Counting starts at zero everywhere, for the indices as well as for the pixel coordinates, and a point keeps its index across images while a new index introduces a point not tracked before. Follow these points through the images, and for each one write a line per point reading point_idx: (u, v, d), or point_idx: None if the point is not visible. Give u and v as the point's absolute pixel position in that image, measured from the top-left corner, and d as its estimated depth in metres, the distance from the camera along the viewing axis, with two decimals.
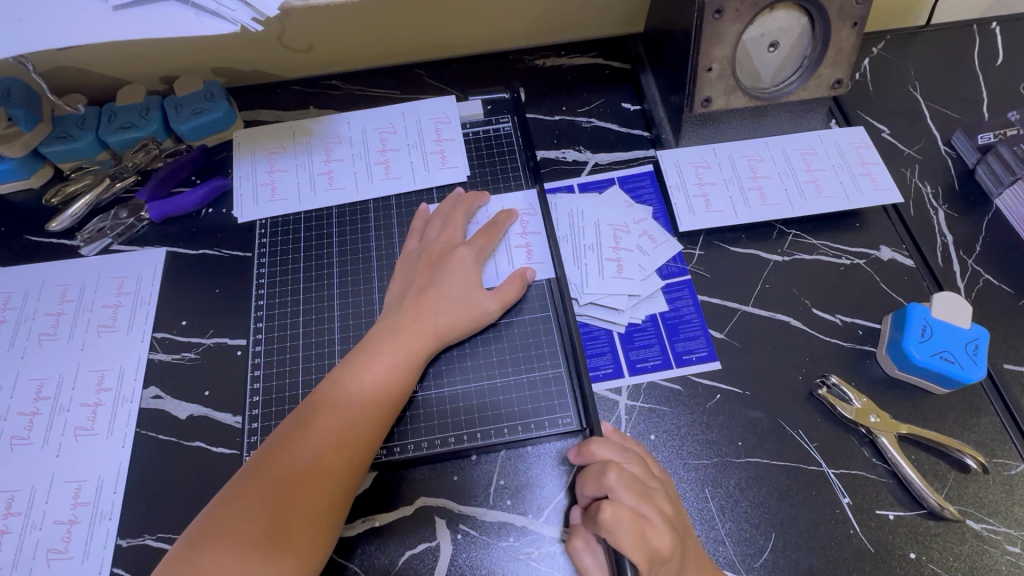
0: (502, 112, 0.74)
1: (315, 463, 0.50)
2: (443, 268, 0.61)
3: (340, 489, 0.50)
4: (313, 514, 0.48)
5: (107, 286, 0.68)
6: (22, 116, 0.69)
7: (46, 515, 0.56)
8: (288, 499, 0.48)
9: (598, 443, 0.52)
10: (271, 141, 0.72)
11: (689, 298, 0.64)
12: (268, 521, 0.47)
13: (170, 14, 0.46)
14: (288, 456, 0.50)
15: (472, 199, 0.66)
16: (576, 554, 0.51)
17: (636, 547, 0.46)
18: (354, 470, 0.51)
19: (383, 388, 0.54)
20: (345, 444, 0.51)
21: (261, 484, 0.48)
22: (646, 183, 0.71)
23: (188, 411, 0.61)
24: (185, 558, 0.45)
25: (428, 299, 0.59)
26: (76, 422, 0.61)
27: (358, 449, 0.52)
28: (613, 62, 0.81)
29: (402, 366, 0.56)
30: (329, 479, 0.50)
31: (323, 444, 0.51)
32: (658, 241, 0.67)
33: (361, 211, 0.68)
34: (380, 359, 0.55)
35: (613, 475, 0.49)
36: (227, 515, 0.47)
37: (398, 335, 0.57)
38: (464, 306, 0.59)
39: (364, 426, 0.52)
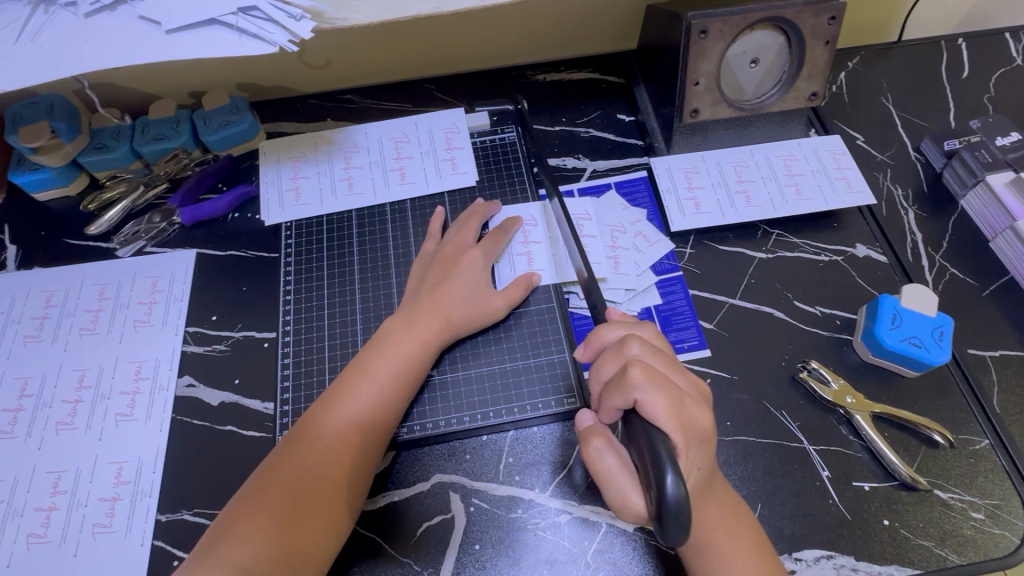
0: (506, 122, 0.80)
1: (337, 444, 0.55)
2: (456, 270, 0.65)
3: (350, 477, 0.54)
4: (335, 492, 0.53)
5: (142, 285, 0.73)
6: (64, 129, 0.75)
7: (91, 493, 0.61)
8: (313, 480, 0.53)
9: (607, 327, 0.55)
10: (294, 150, 0.78)
11: (681, 292, 0.70)
12: (286, 507, 0.52)
13: (216, 36, 0.52)
14: (308, 449, 0.55)
15: (482, 208, 0.71)
16: (597, 454, 0.49)
17: (670, 411, 0.45)
18: (373, 449, 0.56)
19: (387, 383, 0.59)
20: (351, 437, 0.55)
21: (287, 471, 0.53)
22: (640, 187, 0.77)
23: (219, 397, 0.66)
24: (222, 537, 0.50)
25: (443, 299, 0.63)
26: (117, 408, 0.65)
27: (363, 442, 0.56)
28: (609, 77, 0.87)
29: (404, 364, 0.60)
30: (337, 468, 0.54)
31: (345, 426, 0.56)
32: (652, 241, 0.72)
33: (379, 214, 0.74)
34: (397, 348, 0.61)
35: (635, 346, 0.51)
36: (252, 500, 0.52)
37: (402, 335, 0.61)
38: (473, 302, 0.64)
39: (368, 420, 0.57)
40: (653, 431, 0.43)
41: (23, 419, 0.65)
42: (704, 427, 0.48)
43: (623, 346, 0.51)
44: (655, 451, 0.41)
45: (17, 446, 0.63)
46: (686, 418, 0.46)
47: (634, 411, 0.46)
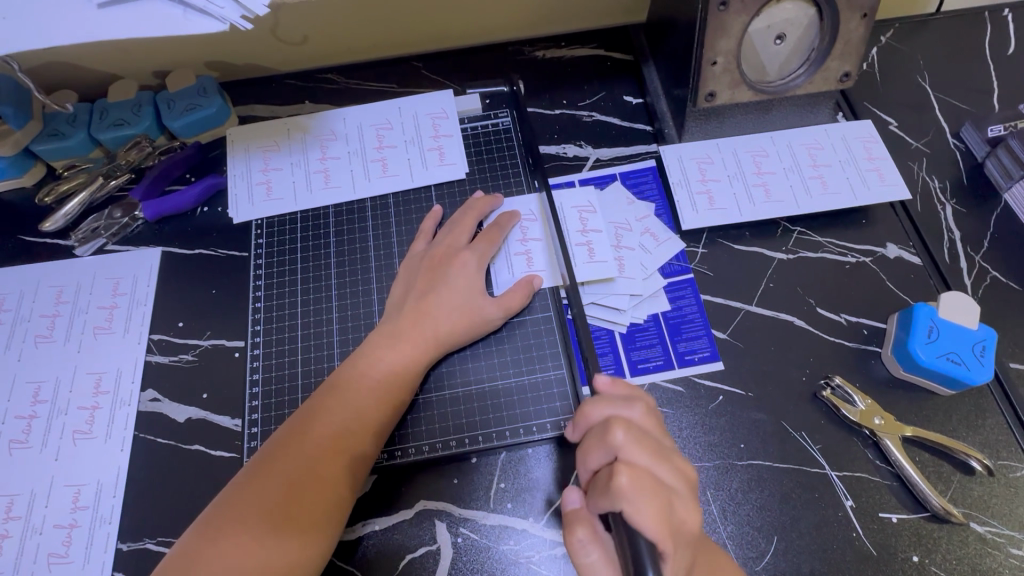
0: (500, 106, 0.72)
1: (312, 471, 0.49)
2: (456, 266, 0.60)
3: (349, 482, 0.50)
4: (310, 523, 0.48)
5: (103, 288, 0.67)
6: (11, 114, 0.68)
7: (46, 519, 0.56)
8: (286, 506, 0.48)
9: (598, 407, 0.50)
10: (265, 137, 0.70)
11: (692, 298, 0.63)
12: (280, 511, 0.47)
13: (156, 12, 0.44)
14: (280, 473, 0.49)
15: (485, 202, 0.64)
16: (581, 546, 0.46)
17: (658, 518, 0.42)
18: (352, 477, 0.51)
19: (392, 381, 0.54)
20: (349, 440, 0.51)
21: (256, 497, 0.48)
22: (649, 179, 0.70)
23: (186, 414, 0.61)
24: (184, 566, 0.45)
25: (431, 304, 0.58)
26: (75, 425, 0.60)
27: (361, 445, 0.52)
28: (615, 53, 0.79)
29: (409, 363, 0.55)
30: (326, 482, 0.49)
31: (321, 452, 0.50)
32: (660, 239, 0.66)
33: (358, 210, 0.67)
34: (380, 365, 0.55)
35: (621, 433, 0.46)
36: (239, 505, 0.48)
37: (404, 331, 0.57)
38: (463, 311, 0.58)
39: (369, 421, 0.53)
40: (640, 541, 0.40)
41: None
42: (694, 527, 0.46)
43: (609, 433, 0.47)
44: (638, 559, 0.39)
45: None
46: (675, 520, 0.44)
47: (620, 519, 0.42)
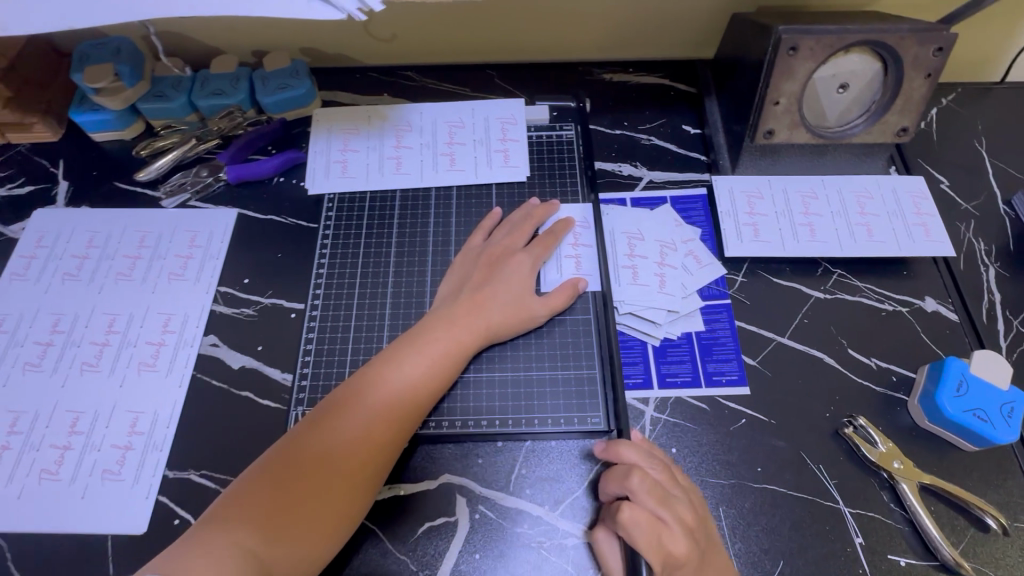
0: (567, 120, 0.74)
1: (362, 435, 0.53)
2: (491, 287, 0.62)
3: (363, 480, 0.52)
4: (353, 481, 0.52)
5: (181, 239, 0.73)
6: (127, 73, 0.76)
7: (105, 438, 0.61)
8: (334, 465, 0.52)
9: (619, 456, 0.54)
10: (347, 121, 0.73)
11: (726, 322, 0.66)
12: (292, 503, 0.50)
13: None
14: (331, 434, 0.53)
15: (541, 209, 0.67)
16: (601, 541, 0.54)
17: (652, 548, 0.50)
18: (396, 445, 0.55)
19: (433, 372, 0.57)
20: (392, 417, 0.54)
21: (309, 452, 0.52)
22: (698, 206, 0.73)
23: (241, 361, 0.65)
24: (239, 502, 0.49)
25: (466, 318, 0.60)
26: (141, 357, 0.66)
27: (401, 423, 0.55)
28: (679, 84, 0.83)
29: (437, 369, 0.58)
30: (373, 447, 0.53)
31: (372, 418, 0.54)
32: (703, 263, 0.68)
33: (423, 198, 0.69)
34: (433, 347, 0.58)
35: (636, 479, 0.52)
36: (255, 489, 0.50)
37: (435, 340, 0.59)
38: (494, 323, 0.61)
39: (392, 422, 0.54)
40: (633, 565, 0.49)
41: (51, 355, 0.66)
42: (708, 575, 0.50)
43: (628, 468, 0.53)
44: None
45: (42, 381, 0.64)
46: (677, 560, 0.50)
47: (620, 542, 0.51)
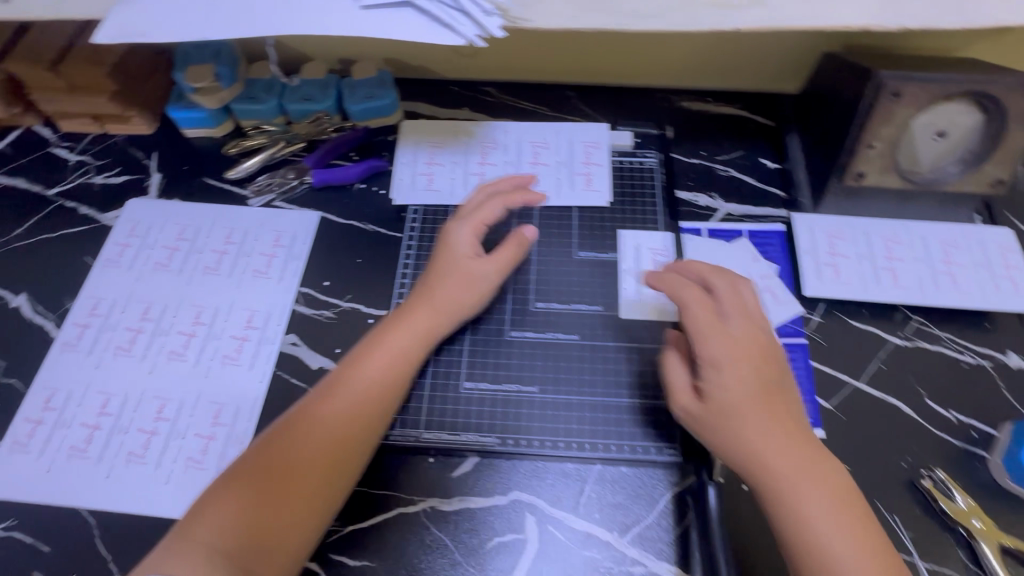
0: (649, 147, 0.75)
1: (340, 434, 0.55)
2: (436, 291, 0.63)
3: (337, 477, 0.54)
4: (331, 480, 0.54)
5: (266, 237, 0.75)
6: (226, 75, 0.78)
7: (190, 426, 0.64)
8: (326, 468, 0.54)
9: (712, 318, 0.56)
10: (435, 136, 0.76)
11: (801, 361, 0.65)
12: (257, 515, 0.51)
13: (409, 21, 0.51)
14: (305, 431, 0.55)
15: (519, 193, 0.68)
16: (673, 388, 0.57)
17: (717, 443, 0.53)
18: (368, 446, 0.56)
19: (395, 369, 0.59)
20: (366, 416, 0.56)
21: (286, 448, 0.54)
22: (774, 241, 0.73)
23: (319, 362, 0.67)
24: (217, 494, 0.52)
25: (417, 327, 0.61)
26: (225, 350, 0.68)
27: (375, 424, 0.57)
28: (757, 117, 0.83)
29: (389, 377, 0.58)
30: (347, 446, 0.55)
31: (354, 420, 0.56)
32: (780, 299, 0.68)
33: (505, 215, 0.71)
34: (387, 345, 0.60)
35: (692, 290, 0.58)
36: (223, 495, 0.52)
37: (379, 349, 0.60)
38: (391, 326, 0.62)
39: (349, 428, 0.56)
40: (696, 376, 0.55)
41: (141, 341, 0.69)
42: (789, 467, 0.50)
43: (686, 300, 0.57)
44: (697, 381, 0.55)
45: (132, 366, 0.67)
46: (738, 401, 0.52)
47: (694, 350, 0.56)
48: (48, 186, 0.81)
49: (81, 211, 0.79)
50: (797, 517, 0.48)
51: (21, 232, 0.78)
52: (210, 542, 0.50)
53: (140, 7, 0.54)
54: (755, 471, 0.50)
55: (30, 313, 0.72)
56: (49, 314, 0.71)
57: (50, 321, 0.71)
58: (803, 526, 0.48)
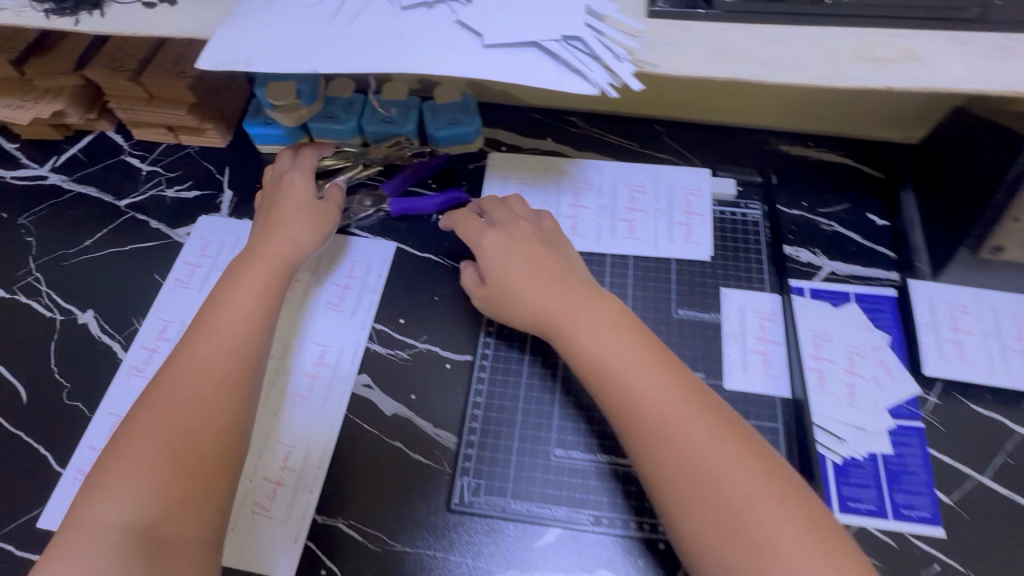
0: (753, 197, 0.70)
1: (190, 378, 0.53)
2: (277, 233, 0.64)
3: (189, 431, 0.50)
4: (173, 428, 0.50)
5: (340, 267, 0.72)
6: (307, 92, 0.74)
7: (257, 468, 0.60)
8: (183, 420, 0.51)
9: (569, 239, 0.64)
10: (524, 171, 0.71)
11: (918, 448, 0.60)
12: (153, 488, 0.48)
13: (536, 64, 0.47)
14: (185, 380, 0.53)
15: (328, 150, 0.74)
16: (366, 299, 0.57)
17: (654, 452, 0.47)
18: (223, 395, 0.53)
19: (244, 309, 0.58)
20: (226, 362, 0.54)
21: (158, 403, 0.52)
22: (885, 307, 0.67)
23: (393, 408, 0.64)
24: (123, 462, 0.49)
25: (269, 249, 0.63)
26: (295, 388, 0.65)
27: (238, 371, 0.54)
28: (864, 166, 0.78)
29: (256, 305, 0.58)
30: (199, 396, 0.52)
31: (208, 370, 0.54)
32: (894, 376, 0.62)
33: (598, 262, 0.66)
34: (244, 292, 0.59)
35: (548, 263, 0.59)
36: (126, 450, 0.49)
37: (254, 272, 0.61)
38: (257, 251, 0.63)
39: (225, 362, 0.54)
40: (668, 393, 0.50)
41: None
42: (699, 441, 0.45)
43: (503, 215, 0.64)
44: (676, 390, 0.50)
45: None
46: (662, 407, 0.47)
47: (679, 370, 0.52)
48: (120, 196, 0.79)
49: (152, 224, 0.77)
50: (702, 484, 0.44)
51: (91, 244, 0.75)
52: (117, 510, 0.47)
53: (243, 33, 0.50)
54: (651, 436, 0.46)
55: (98, 331, 0.69)
56: (116, 334, 0.69)
57: (118, 341, 0.68)
58: (712, 489, 0.44)
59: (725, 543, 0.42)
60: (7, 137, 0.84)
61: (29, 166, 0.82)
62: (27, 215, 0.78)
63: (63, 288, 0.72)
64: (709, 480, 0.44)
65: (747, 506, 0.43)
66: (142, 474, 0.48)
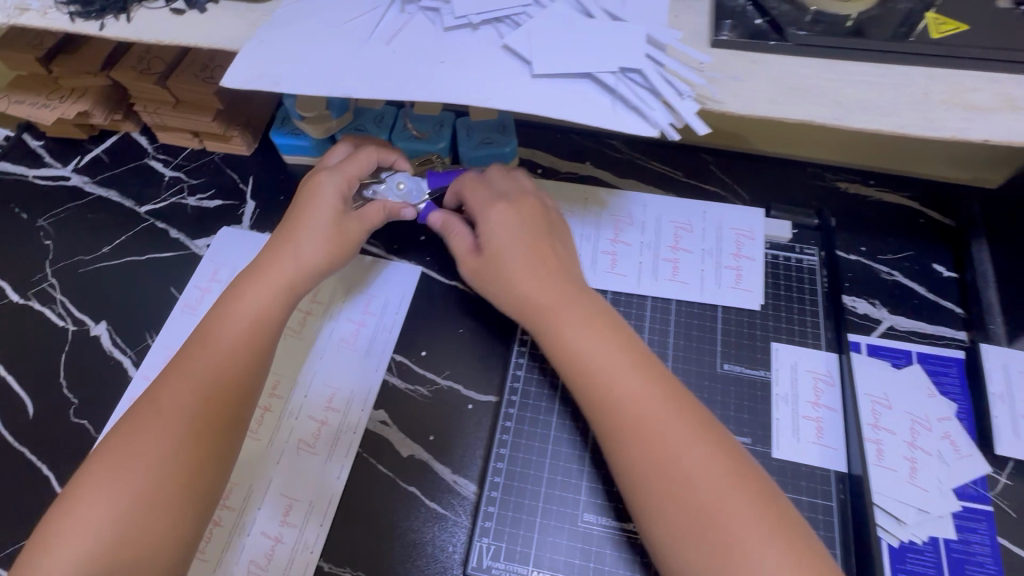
0: (808, 242, 0.65)
1: (190, 392, 0.49)
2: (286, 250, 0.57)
3: (168, 444, 0.47)
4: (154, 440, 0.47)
5: (355, 300, 0.67)
6: (338, 104, 0.71)
7: (256, 522, 0.56)
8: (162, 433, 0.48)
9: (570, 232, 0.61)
10: (561, 201, 0.68)
11: (987, 536, 0.54)
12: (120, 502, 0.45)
13: (589, 100, 0.43)
14: (172, 395, 0.49)
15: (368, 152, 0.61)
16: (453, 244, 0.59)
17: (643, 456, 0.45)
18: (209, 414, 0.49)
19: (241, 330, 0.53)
20: (218, 384, 0.50)
21: (150, 415, 0.48)
22: (952, 372, 0.61)
23: (409, 450, 0.60)
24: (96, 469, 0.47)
25: (279, 262, 0.56)
26: (301, 433, 0.60)
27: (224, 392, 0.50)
28: (930, 211, 0.71)
29: (248, 337, 0.53)
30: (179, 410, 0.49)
31: (202, 385, 0.50)
32: (961, 452, 0.56)
33: (637, 305, 0.61)
34: (240, 306, 0.54)
35: (501, 234, 0.56)
36: (99, 483, 0.46)
37: (256, 290, 0.55)
38: (261, 268, 0.56)
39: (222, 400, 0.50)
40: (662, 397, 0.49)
41: None
42: (680, 437, 0.45)
43: (502, 189, 0.60)
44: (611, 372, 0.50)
45: None
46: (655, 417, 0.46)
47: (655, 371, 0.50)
48: (141, 202, 0.76)
49: (171, 233, 0.74)
50: (638, 454, 0.45)
51: (109, 251, 0.73)
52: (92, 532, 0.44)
53: (273, 50, 0.47)
54: (631, 427, 0.46)
55: (109, 344, 0.67)
56: (128, 350, 0.66)
57: (129, 357, 0.66)
58: (668, 468, 0.44)
59: (688, 523, 0.42)
60: (32, 134, 0.82)
61: (52, 166, 0.80)
62: (46, 217, 0.76)
63: (78, 296, 0.70)
64: (647, 453, 0.45)
65: (687, 481, 0.43)
66: (120, 495, 0.45)
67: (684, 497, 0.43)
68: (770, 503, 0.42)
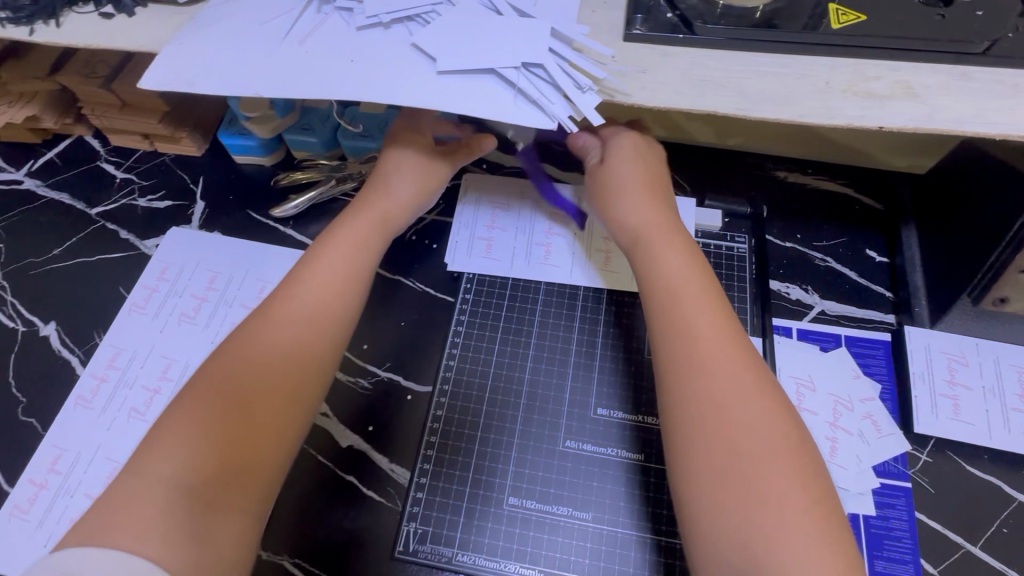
0: (739, 229, 0.68)
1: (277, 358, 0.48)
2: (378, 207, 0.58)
3: (240, 414, 0.44)
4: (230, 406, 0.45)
5: None
6: (282, 104, 0.71)
7: None
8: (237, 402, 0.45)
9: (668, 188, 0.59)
10: (499, 196, 0.72)
11: (905, 512, 0.55)
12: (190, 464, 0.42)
13: (492, 94, 0.44)
14: (255, 358, 0.47)
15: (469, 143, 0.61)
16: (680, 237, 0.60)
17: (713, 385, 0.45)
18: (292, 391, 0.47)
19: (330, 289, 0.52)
20: (305, 353, 0.49)
21: (228, 376, 0.46)
22: (879, 354, 0.62)
23: (349, 440, 0.61)
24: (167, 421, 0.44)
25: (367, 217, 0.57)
26: None
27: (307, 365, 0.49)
28: (865, 198, 0.73)
29: (333, 299, 0.51)
30: (265, 379, 0.46)
31: (283, 350, 0.48)
32: (883, 432, 0.58)
33: (570, 294, 0.66)
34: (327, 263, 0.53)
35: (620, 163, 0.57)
36: (170, 435, 0.43)
37: (335, 249, 0.54)
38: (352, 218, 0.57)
39: (293, 382, 0.47)
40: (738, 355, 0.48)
41: (158, 402, 0.64)
42: (751, 401, 0.43)
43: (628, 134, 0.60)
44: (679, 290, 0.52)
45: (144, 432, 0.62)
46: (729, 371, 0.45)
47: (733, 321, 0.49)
48: (92, 204, 0.78)
49: (121, 234, 0.75)
50: (714, 429, 0.43)
51: (60, 252, 0.74)
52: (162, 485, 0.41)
53: (190, 52, 0.48)
54: (694, 358, 0.45)
55: (58, 344, 0.68)
56: (76, 349, 0.68)
57: (77, 356, 0.67)
58: (735, 429, 0.42)
59: (736, 483, 0.41)
60: None
61: (4, 170, 0.81)
62: None
63: (28, 298, 0.71)
64: (724, 423, 0.43)
65: (749, 461, 0.41)
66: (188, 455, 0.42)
67: (749, 464, 0.41)
68: (832, 512, 0.40)
